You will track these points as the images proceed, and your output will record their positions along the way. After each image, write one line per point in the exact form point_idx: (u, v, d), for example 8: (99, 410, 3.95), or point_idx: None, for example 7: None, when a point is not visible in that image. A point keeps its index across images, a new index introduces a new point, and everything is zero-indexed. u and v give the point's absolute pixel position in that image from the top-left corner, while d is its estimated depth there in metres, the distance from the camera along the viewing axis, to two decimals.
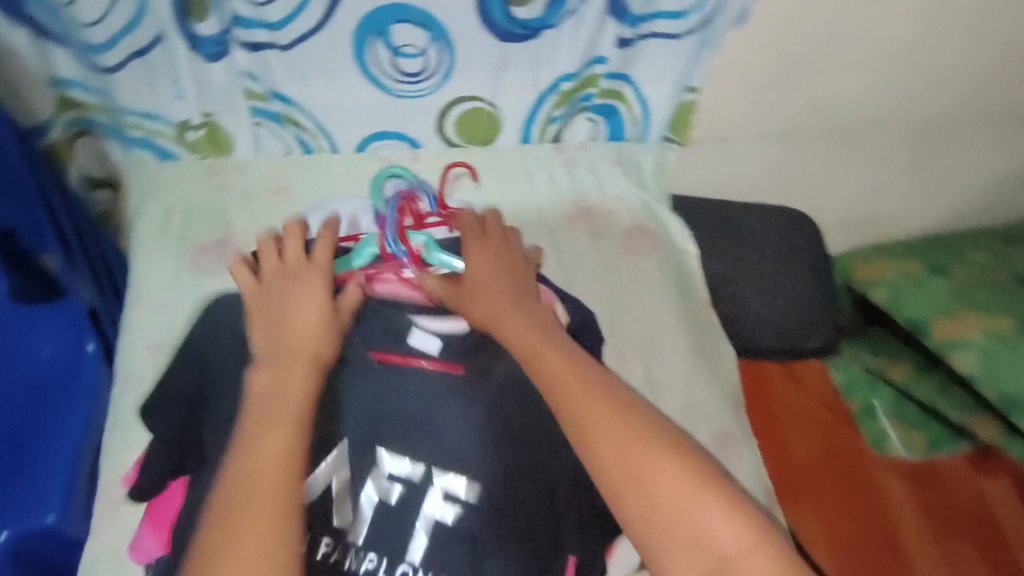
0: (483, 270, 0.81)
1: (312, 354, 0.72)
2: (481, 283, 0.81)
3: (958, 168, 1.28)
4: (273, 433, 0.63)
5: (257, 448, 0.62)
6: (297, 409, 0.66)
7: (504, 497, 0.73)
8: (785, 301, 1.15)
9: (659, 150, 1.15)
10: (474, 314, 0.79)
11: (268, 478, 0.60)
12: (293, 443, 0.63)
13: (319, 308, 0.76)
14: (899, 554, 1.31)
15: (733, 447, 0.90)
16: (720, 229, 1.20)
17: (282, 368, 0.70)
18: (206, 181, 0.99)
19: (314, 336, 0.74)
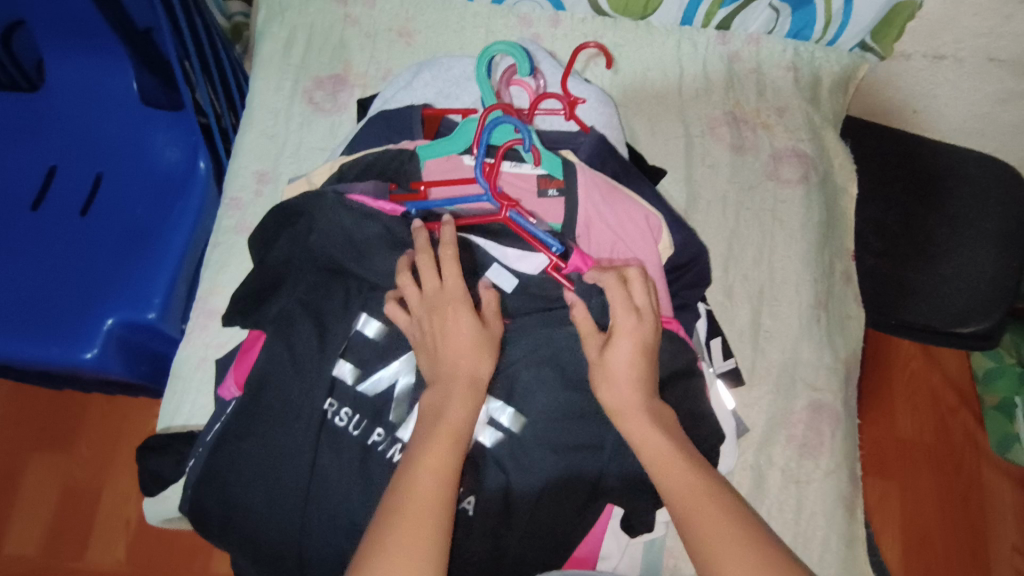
0: (625, 365, 0.59)
1: (472, 374, 0.60)
2: (615, 384, 0.60)
3: None
4: (435, 447, 0.55)
5: (423, 462, 0.54)
6: (462, 425, 0.57)
7: (558, 434, 0.66)
8: (953, 269, 0.96)
9: (848, 62, 0.95)
10: (604, 403, 0.59)
11: (429, 492, 0.52)
12: (453, 459, 0.55)
13: (473, 324, 0.61)
14: (976, 548, 1.31)
15: (830, 424, 0.78)
16: (896, 168, 1.02)
17: (446, 390, 0.59)
18: (334, 11, 0.94)
19: (479, 353, 0.61)
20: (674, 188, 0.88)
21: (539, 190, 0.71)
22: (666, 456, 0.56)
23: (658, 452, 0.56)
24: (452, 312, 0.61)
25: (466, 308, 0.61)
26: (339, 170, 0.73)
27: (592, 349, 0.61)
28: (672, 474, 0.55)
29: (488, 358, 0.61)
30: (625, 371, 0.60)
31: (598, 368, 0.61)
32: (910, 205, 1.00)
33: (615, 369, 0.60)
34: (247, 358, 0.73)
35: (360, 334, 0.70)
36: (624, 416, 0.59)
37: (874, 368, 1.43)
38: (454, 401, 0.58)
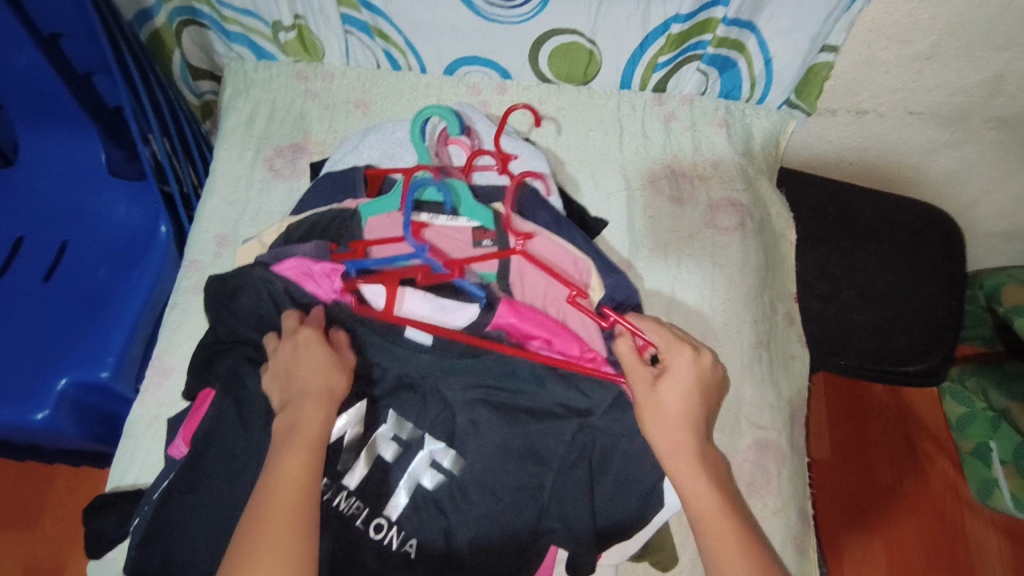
0: (679, 400, 0.66)
1: (325, 393, 0.64)
2: (667, 439, 0.64)
3: None
4: (292, 455, 0.60)
5: (280, 474, 0.59)
6: (318, 434, 0.62)
7: (497, 475, 0.67)
8: (898, 312, 1.00)
9: (777, 119, 1.02)
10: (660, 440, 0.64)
11: (288, 500, 0.58)
12: (314, 469, 0.60)
13: (326, 350, 0.67)
14: None
15: (776, 462, 0.79)
16: (838, 218, 1.06)
17: (299, 404, 0.63)
18: (296, 86, 1.01)
19: (329, 377, 0.65)
20: (617, 237, 0.93)
21: (475, 241, 0.75)
22: (714, 515, 0.62)
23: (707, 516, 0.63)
24: (301, 339, 0.67)
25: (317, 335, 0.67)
26: (285, 230, 0.76)
27: (644, 386, 0.66)
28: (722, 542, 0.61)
29: (339, 376, 0.66)
30: (675, 405, 0.66)
31: (651, 398, 0.65)
32: (853, 250, 1.03)
33: (668, 403, 0.65)
34: (196, 417, 0.72)
35: None
36: (676, 458, 0.64)
37: (848, 418, 1.44)
38: (309, 412, 0.63)
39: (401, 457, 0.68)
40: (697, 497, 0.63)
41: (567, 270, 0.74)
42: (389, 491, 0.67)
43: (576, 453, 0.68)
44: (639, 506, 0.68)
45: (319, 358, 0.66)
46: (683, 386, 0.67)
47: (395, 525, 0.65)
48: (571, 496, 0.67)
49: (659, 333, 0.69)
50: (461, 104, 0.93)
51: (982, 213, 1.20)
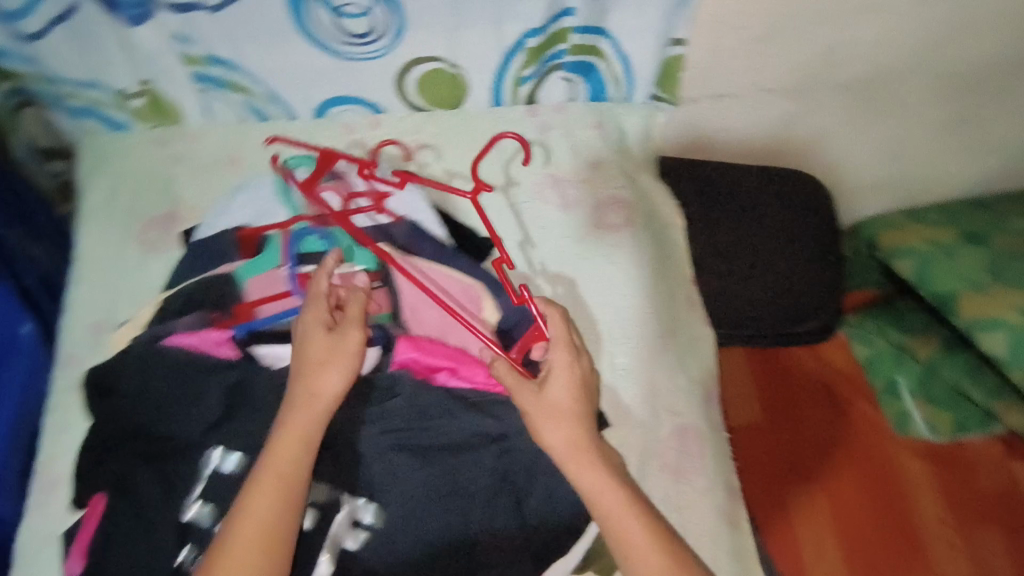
0: (566, 398, 0.68)
1: (310, 397, 0.65)
2: (563, 439, 0.67)
3: (988, 120, 1.20)
4: (258, 492, 0.60)
5: (255, 490, 0.60)
6: (290, 464, 0.62)
7: (421, 519, 0.66)
8: (785, 277, 1.06)
9: (646, 113, 1.05)
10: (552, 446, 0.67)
11: (259, 518, 0.59)
12: (282, 507, 0.60)
13: (320, 338, 0.67)
14: (918, 545, 1.34)
15: (698, 443, 0.82)
16: (719, 197, 1.11)
17: (291, 407, 0.64)
18: (159, 153, 0.96)
19: (321, 371, 0.66)
20: (512, 252, 0.93)
21: (365, 285, 0.74)
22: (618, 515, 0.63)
23: (610, 509, 0.63)
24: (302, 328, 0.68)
25: (316, 324, 0.68)
26: (161, 306, 0.73)
27: (530, 390, 0.69)
28: (625, 528, 0.63)
29: (331, 373, 0.66)
30: (566, 401, 0.69)
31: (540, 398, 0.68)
32: (737, 224, 1.09)
33: (560, 402, 0.68)
34: (89, 527, 0.66)
35: (216, 470, 0.66)
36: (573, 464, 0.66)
37: (772, 380, 1.51)
38: (282, 440, 0.62)
39: (321, 522, 0.65)
40: (594, 490, 0.65)
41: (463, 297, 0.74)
42: (312, 561, 0.64)
43: (498, 478, 0.68)
44: (570, 517, 0.68)
45: (314, 360, 0.66)
46: (569, 383, 0.69)
47: None
48: (499, 524, 0.67)
49: (558, 328, 0.70)
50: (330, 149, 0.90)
51: (848, 170, 1.29)
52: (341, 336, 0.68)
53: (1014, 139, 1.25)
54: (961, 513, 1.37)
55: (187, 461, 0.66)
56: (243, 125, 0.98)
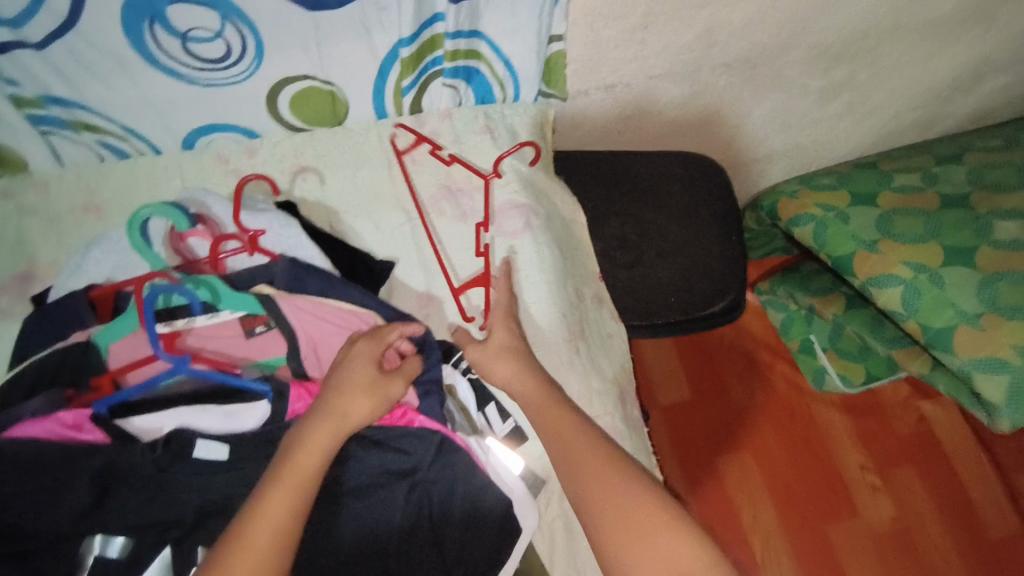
0: (506, 338, 0.78)
1: (341, 420, 0.63)
2: (559, 442, 0.70)
3: (862, 87, 1.25)
4: (279, 490, 0.57)
5: (267, 497, 0.57)
6: (314, 468, 0.59)
7: (336, 571, 0.64)
8: (692, 261, 1.06)
9: (536, 112, 1.04)
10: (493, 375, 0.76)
11: (274, 522, 0.56)
12: (296, 513, 0.57)
13: (370, 369, 0.66)
14: (844, 491, 1.42)
15: (617, 442, 0.82)
16: (620, 187, 1.11)
17: (312, 421, 0.62)
18: (5, 206, 0.87)
19: (355, 400, 0.64)
20: (411, 271, 0.90)
21: (247, 331, 0.70)
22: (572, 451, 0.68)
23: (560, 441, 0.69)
24: (350, 351, 0.67)
25: (369, 355, 0.67)
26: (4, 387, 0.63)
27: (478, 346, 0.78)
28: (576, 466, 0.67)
29: (366, 403, 0.64)
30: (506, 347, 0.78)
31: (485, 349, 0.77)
32: (640, 213, 1.09)
33: (502, 343, 0.78)
34: None
35: (100, 558, 0.59)
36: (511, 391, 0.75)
37: (697, 355, 1.55)
38: (309, 447, 0.60)
39: None
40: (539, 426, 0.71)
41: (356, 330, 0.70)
42: None
43: (414, 515, 0.67)
44: (488, 540, 0.69)
45: (351, 388, 0.65)
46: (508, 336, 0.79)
47: None
48: (418, 563, 0.66)
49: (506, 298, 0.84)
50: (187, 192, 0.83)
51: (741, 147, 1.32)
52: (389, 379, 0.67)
53: (888, 102, 1.31)
54: (878, 455, 1.45)
55: (61, 555, 0.58)
56: (102, 166, 0.90)
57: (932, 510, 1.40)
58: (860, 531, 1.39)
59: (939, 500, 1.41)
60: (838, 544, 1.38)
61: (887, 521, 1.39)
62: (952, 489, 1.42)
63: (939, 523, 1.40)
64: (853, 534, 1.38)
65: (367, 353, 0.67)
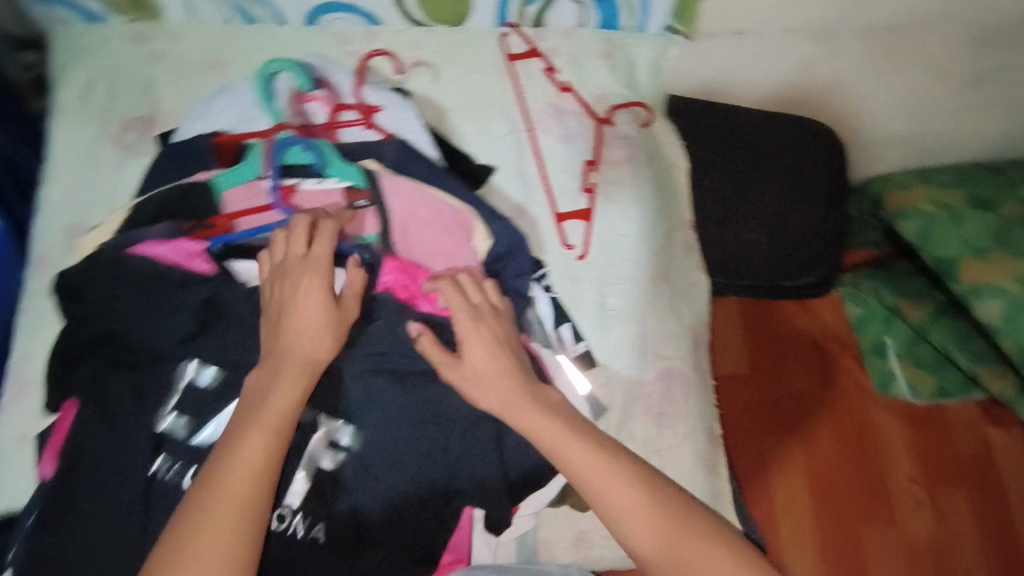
0: (478, 350, 0.64)
1: (306, 359, 0.61)
2: (585, 475, 0.60)
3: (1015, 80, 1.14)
4: (254, 443, 0.57)
5: (229, 465, 0.56)
6: (281, 424, 0.58)
7: (399, 444, 0.65)
8: (789, 229, 1.03)
9: (658, 45, 0.98)
10: (479, 400, 0.63)
11: (238, 493, 0.55)
12: (273, 450, 0.57)
13: (323, 303, 0.62)
14: (885, 499, 1.38)
15: (682, 388, 0.81)
16: (728, 140, 1.04)
17: (273, 375, 0.60)
18: (137, 51, 0.90)
19: (316, 339, 0.62)
20: (507, 183, 0.90)
21: (348, 203, 0.69)
22: (565, 446, 0.61)
23: (550, 435, 0.62)
24: (299, 285, 0.62)
25: (317, 287, 0.62)
26: (131, 213, 0.69)
27: (455, 367, 0.64)
28: (571, 454, 0.61)
29: (328, 341, 0.62)
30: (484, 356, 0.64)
31: (467, 372, 0.64)
32: (744, 172, 1.03)
33: (477, 360, 0.64)
34: (61, 430, 0.65)
35: (192, 382, 0.64)
36: (508, 401, 0.63)
37: (763, 336, 1.49)
38: (278, 394, 0.59)
39: (293, 445, 0.64)
40: (531, 424, 0.62)
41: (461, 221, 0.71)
42: (287, 479, 0.64)
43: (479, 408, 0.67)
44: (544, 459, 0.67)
45: (308, 332, 0.62)
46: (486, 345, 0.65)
47: (298, 512, 0.63)
48: (476, 454, 0.66)
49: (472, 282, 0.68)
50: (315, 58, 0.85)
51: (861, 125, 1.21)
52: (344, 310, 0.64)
53: None
54: (929, 470, 1.40)
55: (162, 373, 0.64)
56: (228, 27, 0.92)
57: (975, 537, 1.35)
58: (893, 542, 1.35)
59: (984, 526, 1.36)
60: (867, 550, 1.35)
61: (924, 538, 1.35)
62: (1002, 520, 1.36)
63: (979, 551, 1.35)
64: (885, 544, 1.35)
65: (311, 289, 0.62)
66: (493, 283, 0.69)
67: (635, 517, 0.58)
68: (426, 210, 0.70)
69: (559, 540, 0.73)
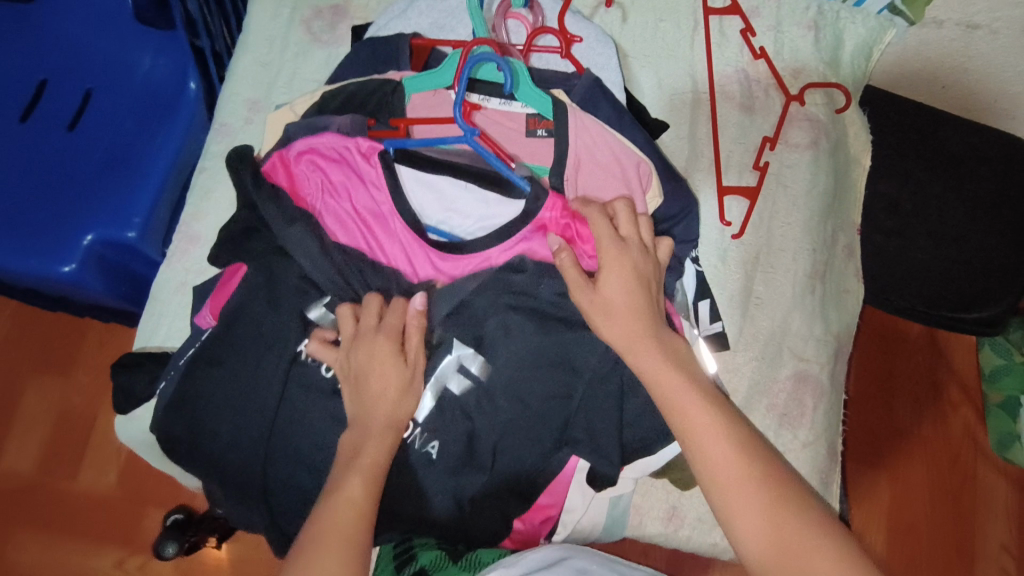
0: (620, 290, 0.60)
1: (391, 415, 0.60)
2: (698, 441, 0.55)
3: None
4: (355, 481, 0.56)
5: (333, 506, 0.55)
6: (379, 463, 0.58)
7: (525, 383, 0.65)
8: (965, 254, 0.89)
9: (874, 26, 0.88)
10: (614, 335, 0.60)
11: (346, 527, 0.54)
12: (374, 491, 0.57)
13: (397, 364, 0.62)
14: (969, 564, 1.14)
15: (813, 395, 0.78)
16: (918, 145, 0.92)
17: (363, 430, 0.60)
18: None
19: (399, 399, 0.61)
20: (675, 143, 0.85)
21: (528, 130, 0.72)
22: (683, 401, 0.57)
23: (671, 392, 0.58)
24: (373, 353, 0.61)
25: (390, 349, 0.62)
26: (320, 100, 0.71)
27: (585, 292, 0.61)
28: (688, 415, 0.56)
29: (409, 400, 0.62)
30: (620, 296, 0.61)
31: (594, 301, 0.61)
32: (929, 184, 0.91)
33: (614, 298, 0.60)
34: (225, 289, 0.69)
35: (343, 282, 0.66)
36: (635, 347, 0.59)
37: (876, 352, 1.25)
38: (371, 444, 0.59)
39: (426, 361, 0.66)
40: (654, 372, 0.58)
41: (637, 174, 0.69)
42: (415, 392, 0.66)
43: (607, 366, 0.65)
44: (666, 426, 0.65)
45: (387, 395, 0.61)
46: (625, 279, 0.61)
47: (419, 425, 0.65)
48: (595, 410, 0.64)
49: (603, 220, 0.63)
50: None
51: None
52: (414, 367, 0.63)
53: None
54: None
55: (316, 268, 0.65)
56: None
57: None
58: None
59: None
60: None
61: None
62: None
63: None
64: None
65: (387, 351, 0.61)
66: (627, 207, 0.64)
67: (739, 492, 0.53)
68: (605, 155, 0.68)
69: (651, 508, 0.77)
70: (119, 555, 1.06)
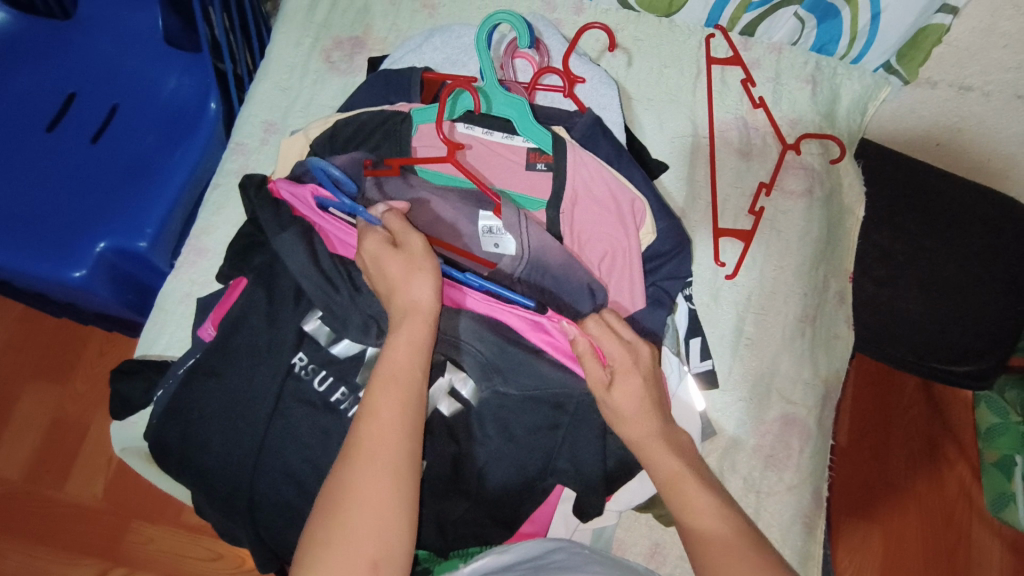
0: (636, 404, 0.60)
1: (414, 305, 0.58)
2: (680, 492, 0.57)
3: None
4: (385, 392, 0.55)
5: (371, 406, 0.54)
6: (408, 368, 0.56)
7: (514, 410, 0.66)
8: (956, 308, 0.91)
9: (870, 82, 0.92)
10: (627, 438, 0.60)
11: (385, 431, 0.53)
12: (409, 401, 0.55)
13: (394, 250, 0.60)
14: None
15: (799, 438, 0.78)
16: (911, 199, 0.95)
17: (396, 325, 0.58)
18: None
19: (413, 278, 0.59)
20: (673, 185, 0.88)
21: (528, 163, 0.75)
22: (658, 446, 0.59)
23: (657, 447, 0.59)
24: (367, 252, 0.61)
25: (379, 240, 0.61)
26: (331, 128, 0.74)
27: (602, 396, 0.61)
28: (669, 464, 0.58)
29: (424, 278, 0.59)
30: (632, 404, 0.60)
31: (611, 407, 0.61)
32: (923, 237, 0.93)
33: (626, 405, 0.60)
34: (226, 303, 0.71)
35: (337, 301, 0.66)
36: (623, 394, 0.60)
37: (871, 406, 1.24)
38: (404, 334, 0.57)
39: None
40: (641, 441, 0.60)
41: (632, 212, 0.71)
42: None
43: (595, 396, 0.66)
44: None
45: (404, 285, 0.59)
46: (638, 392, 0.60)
47: None
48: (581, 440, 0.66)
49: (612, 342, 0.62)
50: (535, 15, 0.90)
51: None
52: (410, 249, 0.61)
53: None
54: None
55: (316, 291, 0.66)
56: None
57: None
58: None
59: None
60: None
61: None
62: None
63: None
64: None
65: (400, 227, 0.62)
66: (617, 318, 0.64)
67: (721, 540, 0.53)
68: (602, 190, 0.71)
69: (633, 543, 0.77)
70: (99, 566, 1.06)
